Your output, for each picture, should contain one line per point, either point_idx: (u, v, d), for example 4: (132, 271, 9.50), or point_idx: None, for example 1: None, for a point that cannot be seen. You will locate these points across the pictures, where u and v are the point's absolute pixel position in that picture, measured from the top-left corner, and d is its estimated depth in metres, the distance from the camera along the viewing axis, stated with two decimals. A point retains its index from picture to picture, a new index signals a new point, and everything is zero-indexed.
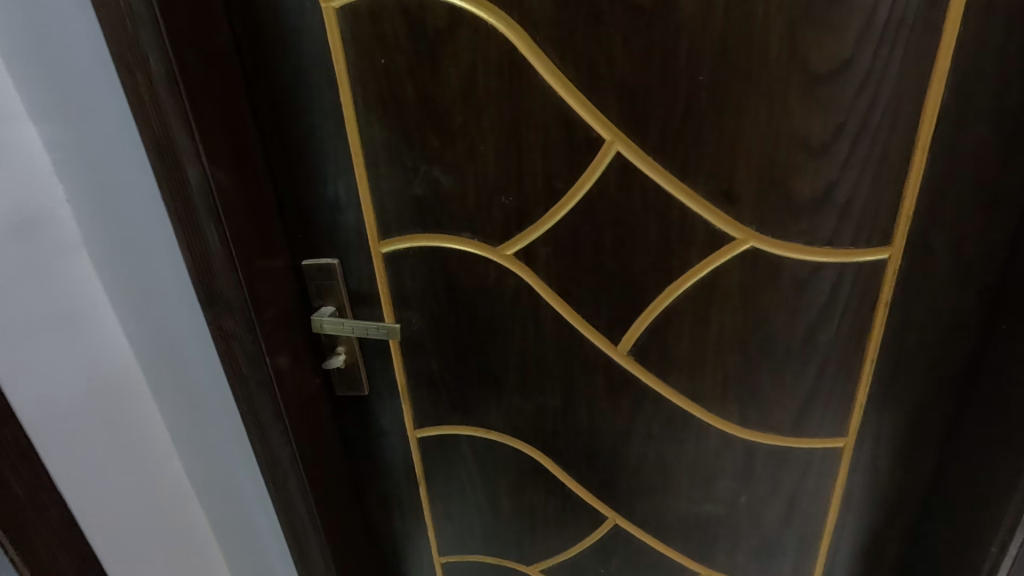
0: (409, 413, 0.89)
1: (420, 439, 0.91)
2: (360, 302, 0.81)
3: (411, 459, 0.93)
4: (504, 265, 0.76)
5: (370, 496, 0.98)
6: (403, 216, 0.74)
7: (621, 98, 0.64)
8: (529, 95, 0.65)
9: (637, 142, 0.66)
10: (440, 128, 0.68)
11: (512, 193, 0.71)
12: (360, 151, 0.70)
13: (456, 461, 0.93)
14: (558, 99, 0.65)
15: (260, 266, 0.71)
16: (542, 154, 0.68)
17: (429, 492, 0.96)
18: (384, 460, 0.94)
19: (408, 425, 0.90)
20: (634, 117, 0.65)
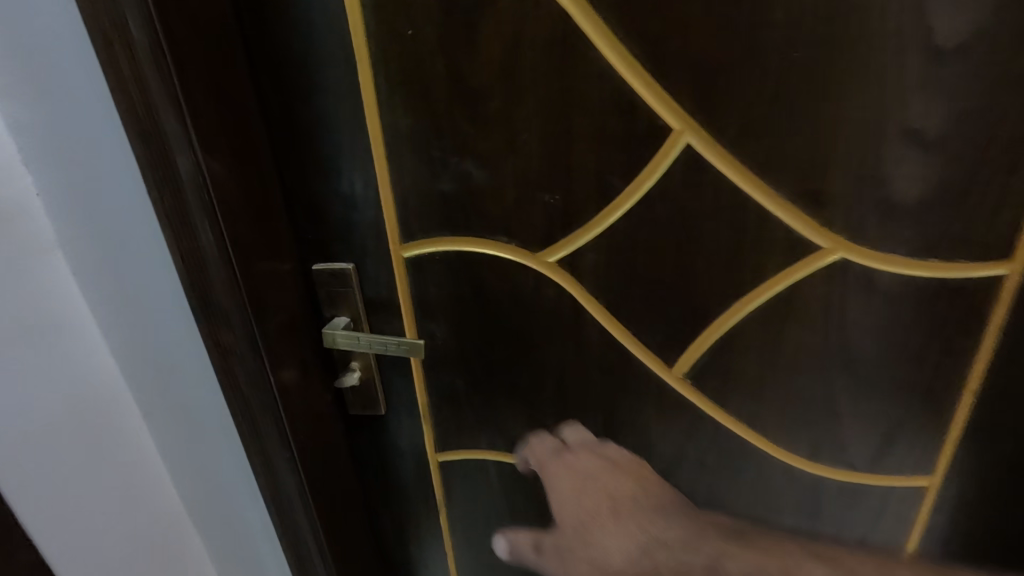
0: (430, 435, 0.80)
1: (442, 463, 0.82)
2: (378, 312, 0.71)
3: (431, 484, 0.84)
4: (544, 273, 0.66)
5: (385, 522, 0.89)
6: (429, 216, 0.64)
7: (696, 78, 0.53)
8: (583, 75, 0.54)
9: (712, 132, 0.55)
10: (476, 113, 0.58)
11: (558, 191, 0.60)
12: (381, 140, 0.60)
13: (481, 486, 0.83)
14: (618, 80, 0.54)
15: (264, 273, 0.61)
16: (596, 145, 0.57)
17: (449, 519, 0.87)
18: (400, 482, 0.85)
19: (429, 448, 0.81)
20: (711, 101, 0.54)
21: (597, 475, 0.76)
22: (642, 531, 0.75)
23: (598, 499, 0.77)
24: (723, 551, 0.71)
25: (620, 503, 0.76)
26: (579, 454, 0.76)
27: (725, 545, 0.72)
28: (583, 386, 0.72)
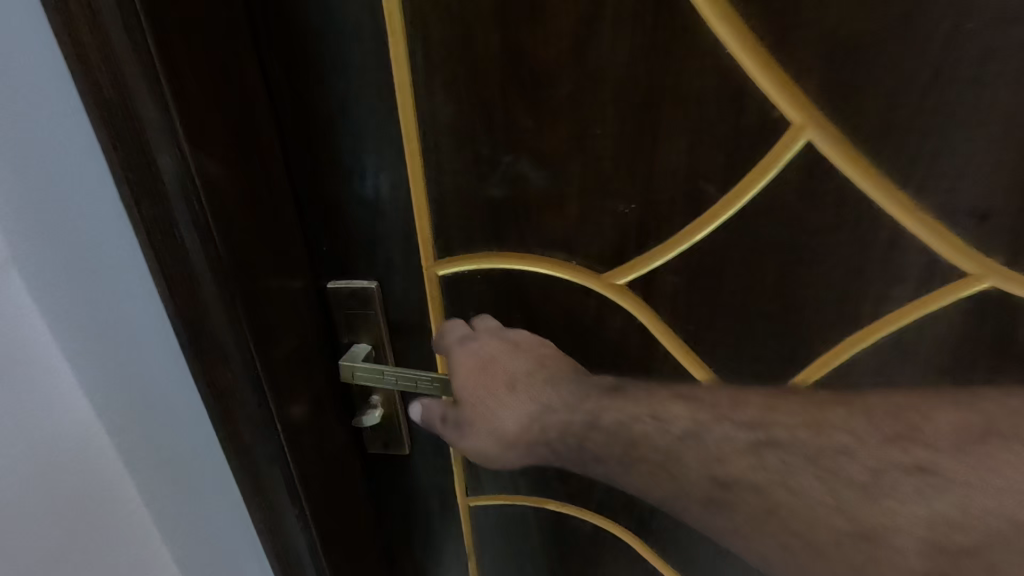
0: (460, 477, 0.69)
1: (473, 507, 0.71)
2: (404, 338, 0.60)
3: (460, 529, 0.74)
4: (609, 297, 0.54)
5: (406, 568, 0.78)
6: (471, 227, 0.52)
7: (833, 59, 0.41)
8: (682, 52, 0.42)
9: (843, 128, 0.43)
10: (538, 101, 0.46)
11: (636, 199, 0.48)
12: (416, 134, 0.48)
13: (517, 531, 0.73)
14: (727, 59, 0.42)
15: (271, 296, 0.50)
16: (690, 143, 0.45)
17: (479, 566, 0.77)
18: (423, 526, 0.74)
19: (459, 491, 0.70)
20: (847, 88, 0.42)
21: (500, 359, 0.54)
22: (533, 400, 0.53)
23: (497, 381, 0.53)
24: (596, 411, 0.50)
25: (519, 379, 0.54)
26: (495, 351, 0.54)
27: (596, 398, 0.51)
28: None
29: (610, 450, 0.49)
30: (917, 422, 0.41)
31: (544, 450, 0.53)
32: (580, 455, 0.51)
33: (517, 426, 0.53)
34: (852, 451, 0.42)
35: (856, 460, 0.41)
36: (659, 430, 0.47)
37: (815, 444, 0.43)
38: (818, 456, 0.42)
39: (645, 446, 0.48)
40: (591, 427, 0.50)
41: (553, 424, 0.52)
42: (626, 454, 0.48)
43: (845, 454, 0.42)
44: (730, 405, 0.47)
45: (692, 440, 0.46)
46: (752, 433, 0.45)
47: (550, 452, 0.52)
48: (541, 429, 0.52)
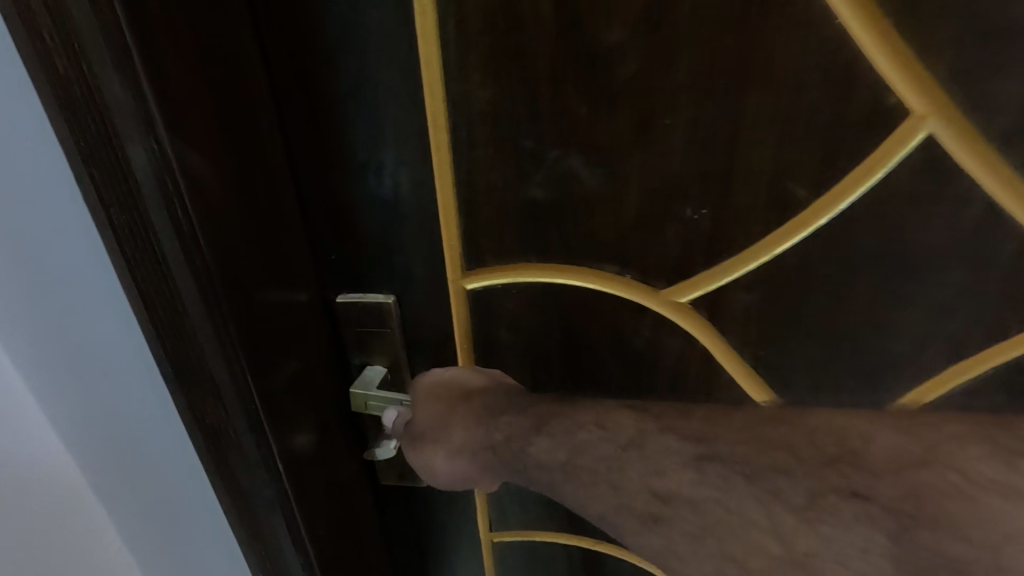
0: (484, 511, 0.61)
1: (497, 543, 0.64)
2: (423, 359, 0.52)
3: (481, 565, 0.66)
4: (667, 317, 0.46)
5: None
6: (507, 234, 0.44)
7: (977, 30, 0.32)
8: (780, 22, 0.34)
9: (978, 117, 0.35)
10: (595, 84, 0.38)
11: (708, 203, 0.40)
12: (445, 122, 0.40)
13: (545, 567, 0.66)
14: (834, 31, 0.34)
15: (271, 316, 0.42)
16: (780, 137, 0.37)
17: None
18: (442, 561, 0.67)
19: (482, 526, 0.62)
20: (989, 68, 0.33)
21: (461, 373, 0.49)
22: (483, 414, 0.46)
23: (452, 393, 0.48)
24: (543, 415, 0.43)
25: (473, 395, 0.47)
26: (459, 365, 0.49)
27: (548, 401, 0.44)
28: None
29: (551, 457, 0.41)
30: (857, 446, 0.33)
31: (493, 460, 0.46)
32: (525, 472, 0.43)
33: (470, 435, 0.47)
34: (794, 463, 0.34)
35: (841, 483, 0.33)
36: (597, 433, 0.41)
37: (756, 458, 0.35)
38: (756, 475, 0.35)
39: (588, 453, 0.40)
40: (534, 430, 0.43)
41: (504, 432, 0.45)
42: (565, 461, 0.41)
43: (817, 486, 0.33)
44: (677, 416, 0.39)
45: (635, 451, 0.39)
46: (696, 444, 0.37)
47: (497, 462, 0.45)
48: (489, 434, 0.45)
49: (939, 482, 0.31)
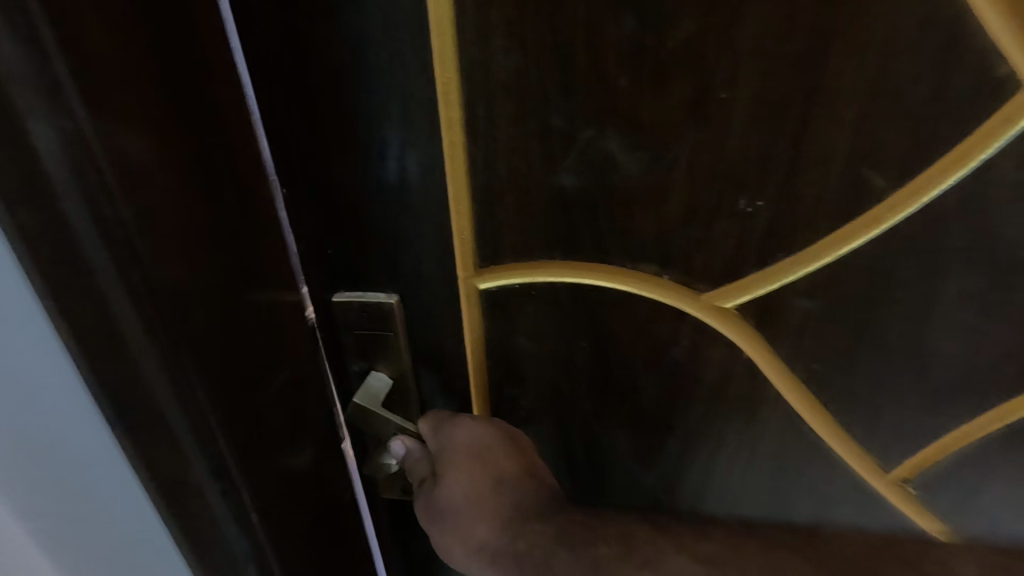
0: None
1: None
2: (430, 368, 0.46)
3: None
4: (710, 326, 0.40)
5: None
6: (529, 228, 0.38)
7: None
8: None
9: None
10: (639, 51, 0.31)
11: (767, 194, 0.34)
12: (461, 95, 0.34)
13: None
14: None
15: (236, 341, 0.36)
16: (859, 117, 0.31)
17: None
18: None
19: None
20: None
21: (495, 450, 0.44)
22: (512, 511, 0.42)
23: (483, 472, 0.43)
24: (574, 524, 0.39)
25: (506, 482, 0.43)
26: (494, 437, 0.44)
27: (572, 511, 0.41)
28: (732, 470, 0.47)
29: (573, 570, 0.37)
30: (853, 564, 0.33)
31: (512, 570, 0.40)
32: None
33: (491, 527, 0.42)
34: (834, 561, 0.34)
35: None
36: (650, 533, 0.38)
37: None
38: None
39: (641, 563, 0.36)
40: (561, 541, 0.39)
41: (526, 535, 0.40)
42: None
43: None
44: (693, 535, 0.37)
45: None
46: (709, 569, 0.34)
47: (515, 569, 0.40)
48: (512, 536, 0.41)
49: None
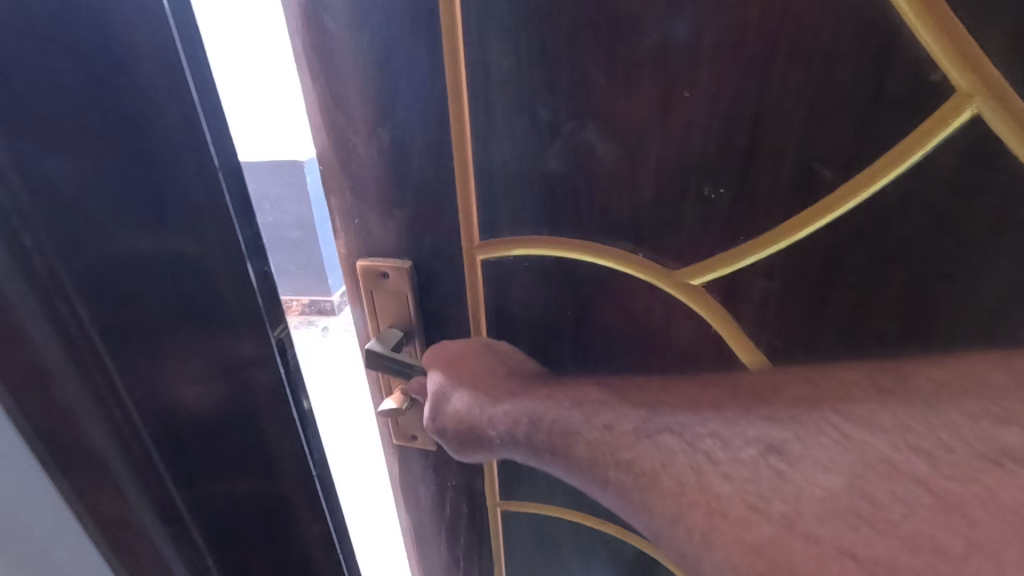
0: (493, 481, 0.64)
1: (504, 514, 0.67)
2: (438, 329, 0.53)
3: (489, 533, 0.69)
4: (678, 299, 0.45)
5: (429, 559, 0.76)
6: (521, 208, 0.45)
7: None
8: None
9: None
10: (613, 56, 0.37)
11: (725, 183, 0.39)
12: (464, 93, 0.41)
13: (549, 543, 0.68)
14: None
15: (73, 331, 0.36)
16: (806, 116, 0.35)
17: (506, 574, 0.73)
18: (454, 521, 0.70)
19: (491, 495, 0.66)
20: None
21: (469, 355, 0.49)
22: (493, 393, 0.47)
23: (462, 373, 0.48)
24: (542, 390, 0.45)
25: (483, 377, 0.48)
26: (469, 345, 0.50)
27: (545, 383, 0.46)
28: None
29: (550, 405, 0.43)
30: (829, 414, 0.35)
31: (510, 444, 0.45)
32: (537, 454, 0.43)
33: (474, 413, 0.47)
34: (791, 467, 0.32)
35: (854, 520, 0.29)
36: (602, 426, 0.40)
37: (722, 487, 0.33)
38: (713, 450, 0.35)
39: (581, 435, 0.41)
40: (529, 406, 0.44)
41: (503, 420, 0.45)
42: (555, 411, 0.43)
43: (807, 491, 0.31)
44: (634, 390, 0.43)
45: (644, 409, 0.40)
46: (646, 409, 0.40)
47: (512, 440, 0.45)
48: (496, 417, 0.46)
49: (893, 503, 0.29)
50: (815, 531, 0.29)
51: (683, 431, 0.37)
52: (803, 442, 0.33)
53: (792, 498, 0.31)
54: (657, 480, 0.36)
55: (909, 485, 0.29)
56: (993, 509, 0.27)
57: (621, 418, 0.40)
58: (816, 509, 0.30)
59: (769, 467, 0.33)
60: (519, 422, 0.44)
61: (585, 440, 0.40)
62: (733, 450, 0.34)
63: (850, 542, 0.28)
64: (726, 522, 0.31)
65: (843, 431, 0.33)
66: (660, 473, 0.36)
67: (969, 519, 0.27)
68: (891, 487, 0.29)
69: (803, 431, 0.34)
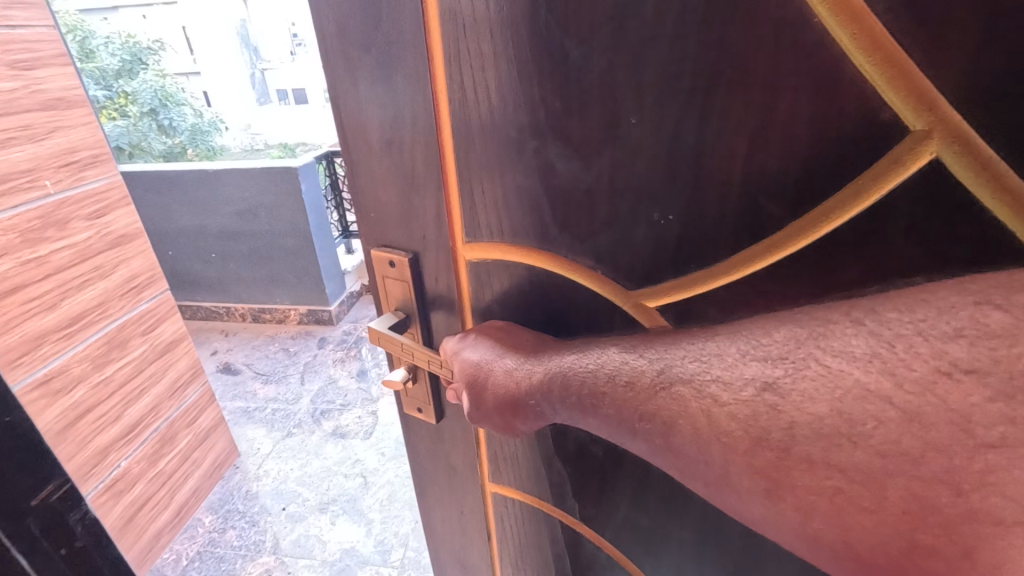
0: (484, 462, 0.69)
1: (495, 494, 0.72)
2: (436, 315, 0.58)
3: (483, 509, 0.74)
4: (635, 316, 0.46)
5: (437, 525, 0.83)
6: (498, 212, 0.48)
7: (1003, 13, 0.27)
8: (747, 27, 0.33)
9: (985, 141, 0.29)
10: (570, 71, 0.39)
11: (675, 208, 0.40)
12: (447, 110, 0.46)
13: (533, 531, 0.71)
14: (814, 32, 0.31)
15: None
16: (747, 147, 0.36)
17: (499, 552, 0.78)
18: (456, 485, 0.75)
19: (483, 476, 0.71)
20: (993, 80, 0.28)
21: (491, 336, 0.51)
22: (525, 357, 0.48)
23: (492, 346, 0.50)
24: (576, 346, 0.46)
25: (511, 347, 0.49)
26: (489, 328, 0.52)
27: (575, 343, 0.47)
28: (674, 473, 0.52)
29: (581, 362, 0.43)
30: (819, 355, 0.29)
31: (556, 401, 0.44)
32: (584, 406, 0.41)
33: (514, 377, 0.47)
34: (783, 400, 0.29)
35: (833, 439, 0.27)
36: (623, 384, 0.38)
37: (691, 442, 0.33)
38: (679, 417, 0.33)
39: (608, 393, 0.39)
40: (560, 363, 0.44)
41: (536, 384, 0.46)
42: (584, 365, 0.42)
43: (797, 419, 0.28)
44: (646, 342, 0.40)
45: (658, 363, 0.37)
46: (654, 358, 0.37)
47: (557, 393, 0.44)
48: (534, 378, 0.46)
49: (864, 419, 0.26)
50: (804, 450, 0.28)
51: (693, 376, 0.34)
52: (792, 376, 0.29)
53: (786, 425, 0.28)
54: (660, 420, 0.35)
55: (876, 401, 0.26)
56: (944, 413, 0.24)
57: (640, 372, 0.37)
58: (806, 433, 0.28)
59: (762, 413, 0.29)
60: (557, 382, 0.44)
61: (612, 399, 0.39)
62: (733, 390, 0.31)
63: (835, 456, 0.27)
64: (737, 454, 0.30)
65: (823, 363, 0.28)
66: (663, 417, 0.35)
67: (923, 423, 0.25)
68: (864, 405, 0.26)
69: (791, 365, 0.29)
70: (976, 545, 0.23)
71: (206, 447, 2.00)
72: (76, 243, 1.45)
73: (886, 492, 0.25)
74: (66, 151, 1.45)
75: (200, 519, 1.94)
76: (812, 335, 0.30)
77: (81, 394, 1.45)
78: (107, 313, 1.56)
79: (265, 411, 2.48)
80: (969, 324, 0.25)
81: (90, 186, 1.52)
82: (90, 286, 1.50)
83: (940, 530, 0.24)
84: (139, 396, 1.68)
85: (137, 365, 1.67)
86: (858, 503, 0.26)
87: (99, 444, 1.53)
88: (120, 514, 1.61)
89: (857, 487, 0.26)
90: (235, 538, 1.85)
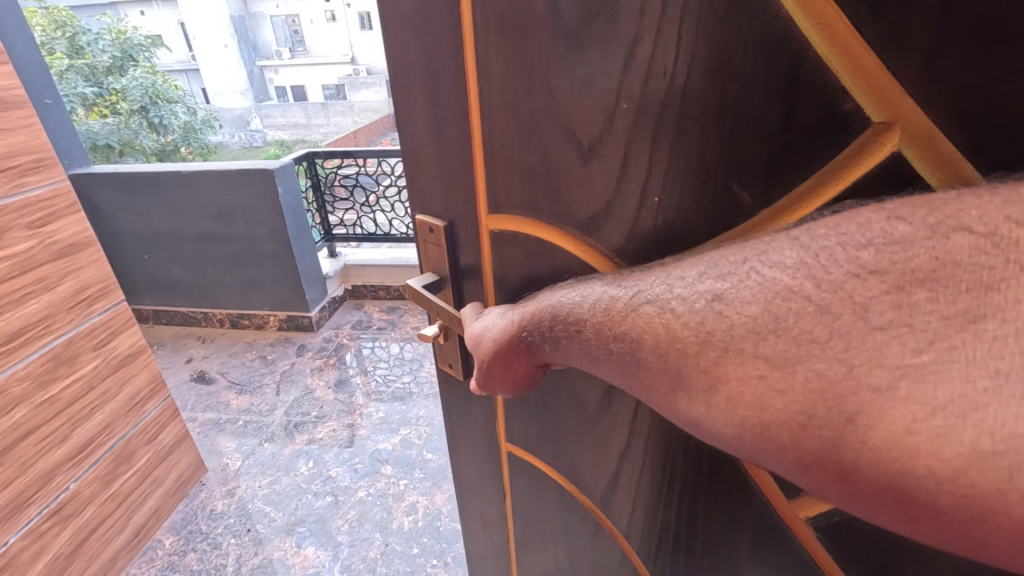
0: (502, 421, 0.76)
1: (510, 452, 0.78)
2: (460, 280, 0.65)
3: (501, 466, 0.81)
4: None
5: (461, 480, 0.90)
6: (513, 187, 0.55)
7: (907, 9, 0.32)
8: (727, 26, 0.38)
9: (933, 134, 0.33)
10: (571, 56, 0.45)
11: (662, 191, 0.46)
12: (478, 95, 0.52)
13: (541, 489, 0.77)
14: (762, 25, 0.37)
15: None
16: (711, 120, 0.41)
17: (513, 507, 0.84)
18: (479, 444, 0.82)
19: (499, 432, 0.77)
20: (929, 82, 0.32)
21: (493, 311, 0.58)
22: (519, 308, 0.54)
23: (494, 315, 0.57)
24: (562, 286, 0.52)
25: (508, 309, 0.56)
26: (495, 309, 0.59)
27: (563, 284, 0.53)
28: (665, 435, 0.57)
29: (565, 297, 0.49)
30: (758, 266, 0.35)
31: (546, 333, 0.50)
32: (571, 333, 0.47)
33: (508, 324, 0.53)
34: (728, 307, 0.35)
35: (764, 332, 0.33)
36: (602, 310, 0.44)
37: (660, 355, 0.39)
38: (642, 330, 0.40)
39: (589, 319, 0.45)
40: (549, 300, 0.50)
41: (527, 320, 0.52)
42: (568, 300, 0.48)
43: (736, 320, 0.34)
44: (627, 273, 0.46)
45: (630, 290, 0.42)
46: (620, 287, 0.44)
47: (547, 321, 0.49)
48: (524, 317, 0.52)
49: (785, 314, 0.32)
50: (739, 346, 0.34)
51: (658, 297, 0.40)
52: (736, 287, 0.35)
53: (726, 326, 0.34)
54: (628, 337, 0.41)
55: (800, 300, 0.32)
56: (849, 303, 0.30)
57: (615, 299, 0.43)
58: (741, 331, 0.34)
59: (707, 322, 0.36)
60: (546, 315, 0.50)
61: (591, 325, 0.45)
62: (688, 302, 0.37)
63: (763, 348, 0.33)
64: (689, 357, 0.36)
65: (761, 272, 0.34)
66: (631, 334, 0.41)
67: (832, 314, 0.30)
68: (789, 303, 0.32)
69: (734, 279, 0.35)
70: (858, 411, 0.29)
71: (168, 464, 1.99)
72: (15, 253, 1.43)
73: (797, 370, 0.31)
74: (5, 155, 1.43)
75: (161, 540, 1.92)
76: (755, 252, 0.35)
77: (21, 414, 1.43)
78: (53, 328, 1.53)
79: (235, 425, 2.45)
80: (879, 234, 0.30)
81: (30, 193, 1.50)
82: (32, 300, 1.47)
83: (833, 402, 0.29)
84: (90, 414, 1.66)
85: (88, 382, 1.65)
86: (773, 385, 0.32)
87: (43, 466, 1.51)
88: (67, 539, 1.59)
89: (775, 373, 0.32)
90: (195, 562, 1.84)
